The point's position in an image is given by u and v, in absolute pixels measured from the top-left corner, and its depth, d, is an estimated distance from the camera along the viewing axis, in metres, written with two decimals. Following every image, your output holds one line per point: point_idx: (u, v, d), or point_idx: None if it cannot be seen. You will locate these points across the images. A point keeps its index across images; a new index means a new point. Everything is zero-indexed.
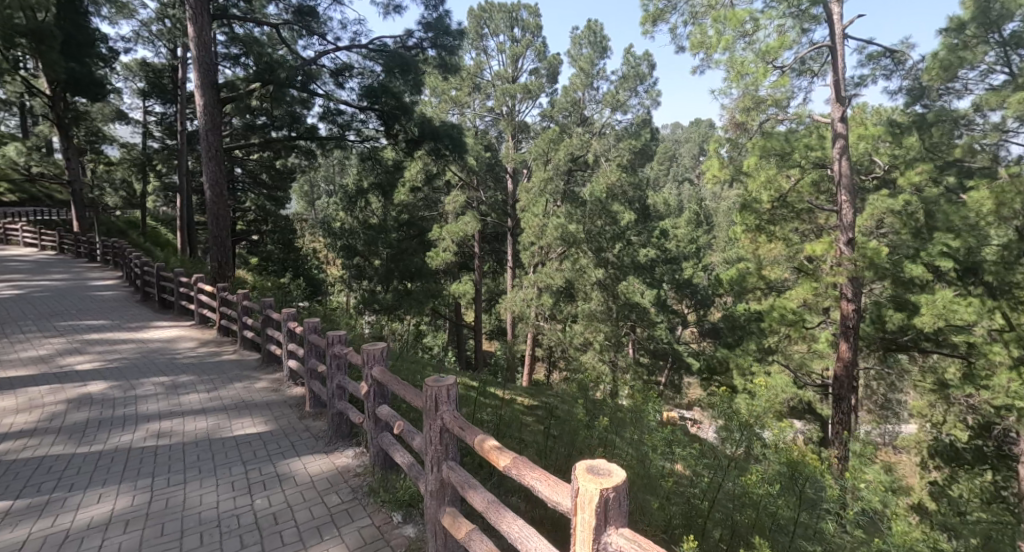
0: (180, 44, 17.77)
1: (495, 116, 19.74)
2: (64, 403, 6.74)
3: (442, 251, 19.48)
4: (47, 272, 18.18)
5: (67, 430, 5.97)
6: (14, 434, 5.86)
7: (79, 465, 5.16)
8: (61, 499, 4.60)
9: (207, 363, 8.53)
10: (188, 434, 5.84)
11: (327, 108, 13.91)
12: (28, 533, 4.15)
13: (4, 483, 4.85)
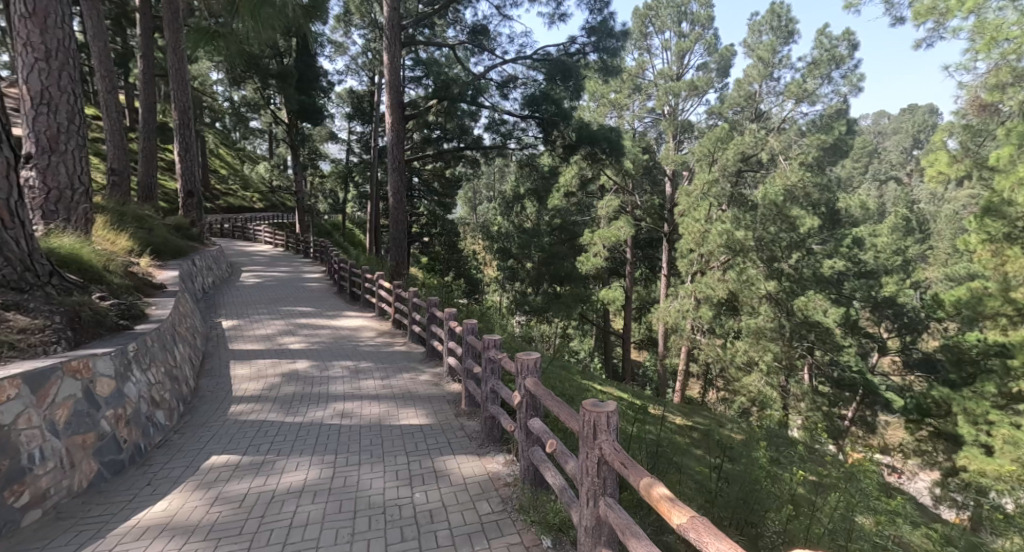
0: (378, 72, 20.00)
1: (656, 116, 18.43)
2: (280, 377, 7.44)
3: (593, 256, 18.73)
4: (277, 265, 21.47)
5: (279, 400, 6.54)
6: (247, 398, 6.60)
7: (286, 433, 5.52)
8: (270, 461, 4.89)
9: (382, 352, 8.95)
10: (365, 417, 5.97)
11: (492, 119, 14.13)
12: (247, 489, 4.41)
13: (235, 440, 5.36)
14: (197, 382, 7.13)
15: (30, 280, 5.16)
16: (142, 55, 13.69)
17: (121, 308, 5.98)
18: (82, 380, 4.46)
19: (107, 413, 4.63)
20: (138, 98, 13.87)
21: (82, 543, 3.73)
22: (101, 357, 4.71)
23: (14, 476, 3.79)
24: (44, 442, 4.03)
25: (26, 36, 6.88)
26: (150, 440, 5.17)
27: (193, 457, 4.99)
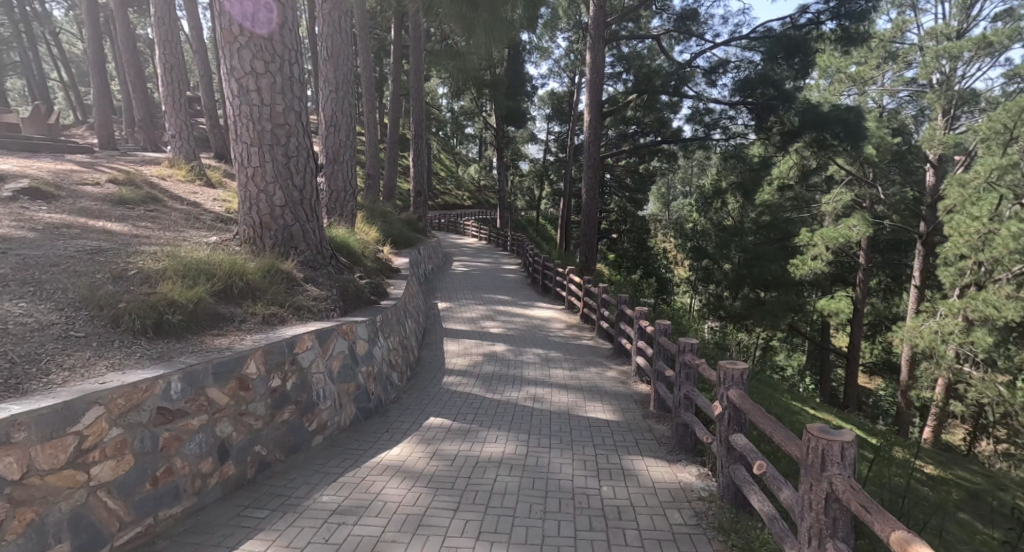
0: (579, 73, 20.88)
1: (917, 90, 14.93)
2: (481, 355, 8.60)
3: (811, 260, 16.18)
4: (480, 256, 23.96)
5: (480, 376, 7.39)
6: (454, 372, 7.58)
7: (487, 409, 5.90)
8: (475, 431, 5.19)
9: (569, 344, 9.59)
10: (555, 405, 6.23)
11: (694, 109, 13.80)
12: (456, 452, 4.61)
13: (447, 407, 5.88)
14: (421, 353, 8.56)
15: (319, 260, 5.84)
16: (392, 79, 16.52)
17: (371, 284, 6.69)
18: (348, 341, 5.09)
19: (362, 369, 5.32)
20: (387, 113, 16.62)
21: (345, 467, 4.20)
22: (361, 324, 5.36)
23: (309, 406, 4.46)
24: (326, 384, 4.69)
25: (327, 75, 9.06)
26: (388, 396, 5.91)
27: (417, 417, 5.52)
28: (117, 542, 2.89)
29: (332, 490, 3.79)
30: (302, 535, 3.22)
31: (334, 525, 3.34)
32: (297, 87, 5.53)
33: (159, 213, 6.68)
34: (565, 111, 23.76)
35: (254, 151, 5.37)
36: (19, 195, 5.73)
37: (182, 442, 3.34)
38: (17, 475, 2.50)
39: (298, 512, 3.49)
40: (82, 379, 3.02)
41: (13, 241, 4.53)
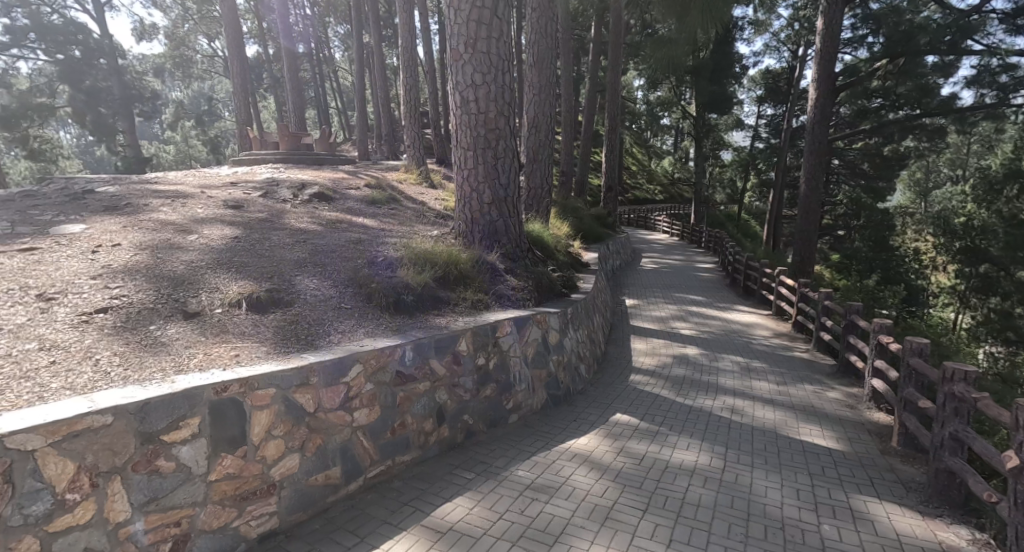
0: (804, 43, 18.51)
1: None
2: (671, 357, 6.78)
3: None
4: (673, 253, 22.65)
5: (668, 379, 5.84)
6: (640, 369, 6.14)
7: (677, 412, 4.81)
8: (663, 434, 4.30)
9: (777, 354, 7.19)
10: (758, 421, 4.68)
11: (983, 68, 10.01)
12: (645, 451, 3.92)
13: (635, 404, 4.96)
14: (606, 347, 7.16)
15: (519, 254, 5.78)
16: (590, 77, 16.81)
17: (563, 278, 6.06)
18: (542, 330, 4.74)
19: (555, 357, 4.91)
20: (583, 110, 16.99)
21: (541, 448, 3.93)
22: (554, 313, 4.95)
23: (508, 386, 4.28)
24: (521, 368, 4.44)
25: (532, 80, 9.58)
26: (576, 387, 5.24)
27: (604, 410, 4.78)
28: (369, 474, 3.25)
29: (527, 466, 3.62)
30: (501, 502, 3.17)
31: (528, 500, 3.20)
32: (507, 93, 5.55)
33: (398, 211, 8.00)
34: (782, 90, 21.26)
35: (469, 155, 5.56)
36: (312, 198, 7.42)
37: (412, 402, 3.52)
38: (312, 408, 2.95)
39: (498, 481, 3.42)
40: (348, 342, 3.42)
41: (310, 232, 5.90)
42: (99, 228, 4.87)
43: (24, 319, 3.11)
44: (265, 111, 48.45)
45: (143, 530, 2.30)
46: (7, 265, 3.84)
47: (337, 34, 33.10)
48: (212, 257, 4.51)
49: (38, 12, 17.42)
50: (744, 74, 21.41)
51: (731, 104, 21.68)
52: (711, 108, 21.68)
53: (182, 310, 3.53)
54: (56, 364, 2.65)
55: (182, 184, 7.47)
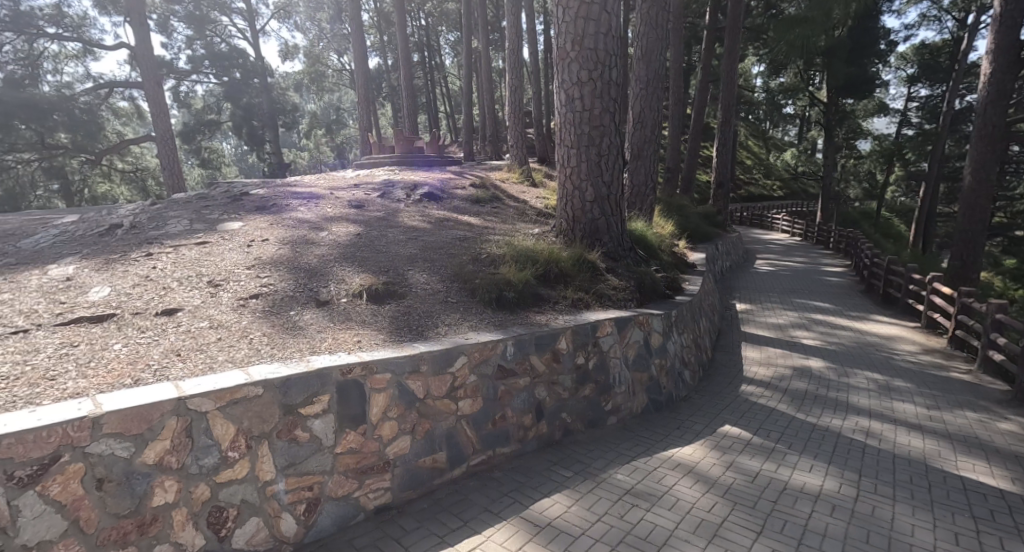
0: (973, 9, 15.94)
1: None
2: (791, 369, 5.86)
3: None
4: None
5: (788, 393, 5.10)
6: (753, 379, 5.49)
7: (799, 430, 4.25)
8: (782, 452, 3.83)
9: (927, 375, 5.86)
10: (902, 450, 3.94)
11: None
12: (760, 469, 3.56)
13: (748, 417, 4.49)
14: (713, 352, 6.43)
15: (620, 252, 5.71)
16: (702, 66, 15.91)
17: (666, 279, 5.84)
18: (644, 332, 4.62)
19: (656, 360, 4.72)
20: (693, 102, 16.15)
21: (640, 452, 3.79)
22: (657, 315, 4.78)
23: (606, 387, 4.24)
24: (621, 370, 4.36)
25: (639, 74, 9.36)
26: (680, 392, 4.97)
27: (711, 419, 4.42)
28: (472, 462, 3.41)
29: (626, 470, 3.50)
30: (600, 504, 3.09)
31: (628, 505, 3.09)
32: (614, 90, 5.50)
33: (500, 209, 8.21)
34: (942, 67, 18.53)
35: (573, 153, 5.60)
36: (422, 198, 7.89)
37: (512, 397, 3.63)
38: (423, 395, 3.16)
39: (595, 482, 3.35)
40: (454, 335, 3.62)
41: (421, 229, 6.28)
42: (251, 225, 5.59)
43: (197, 301, 3.67)
44: (383, 117, 51.96)
45: (283, 490, 2.61)
46: (186, 256, 4.56)
47: (448, 40, 34.60)
48: (339, 252, 4.99)
49: (209, 41, 20.24)
50: (892, 51, 18.94)
51: (875, 87, 19.22)
52: (847, 93, 19.52)
53: (315, 298, 3.96)
54: (219, 340, 3.11)
55: (314, 186, 8.31)
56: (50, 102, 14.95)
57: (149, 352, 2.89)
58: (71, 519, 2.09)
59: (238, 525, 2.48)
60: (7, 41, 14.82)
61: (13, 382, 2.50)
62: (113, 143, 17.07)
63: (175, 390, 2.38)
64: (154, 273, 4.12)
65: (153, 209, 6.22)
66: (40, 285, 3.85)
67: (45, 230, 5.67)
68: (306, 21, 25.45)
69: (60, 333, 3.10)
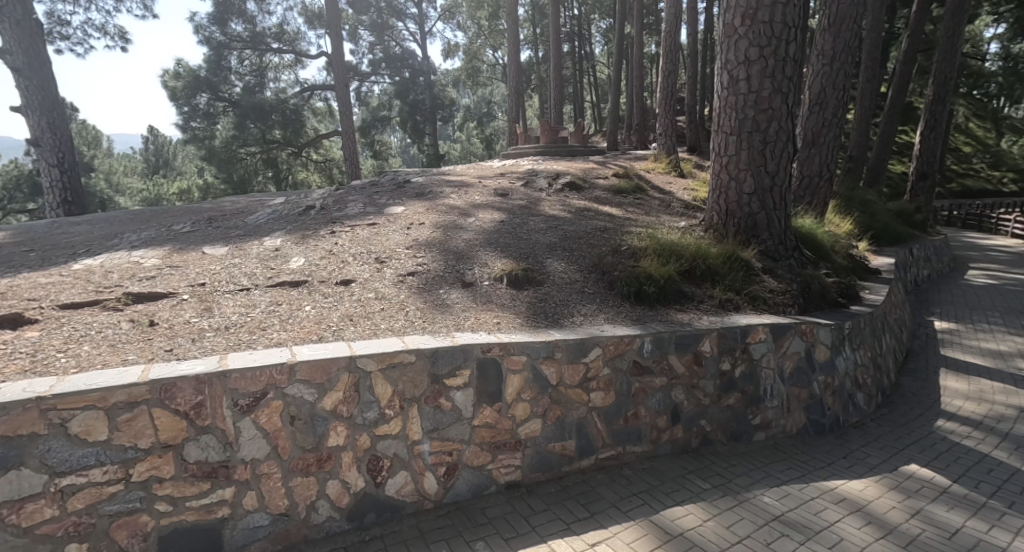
0: None
1: None
2: (1013, 410, 4.84)
3: None
4: None
5: (1012, 439, 4.24)
6: (959, 416, 4.66)
7: (1018, 486, 3.53)
8: (995, 510, 3.21)
9: None
10: None
11: None
12: (962, 526, 3.00)
13: (943, 459, 3.84)
14: (897, 377, 5.59)
15: (782, 252, 5.24)
16: (909, 33, 13.44)
17: (840, 285, 5.21)
18: (807, 343, 4.20)
19: (821, 377, 4.24)
20: (890, 80, 13.85)
21: (791, 477, 3.46)
22: (826, 326, 4.30)
23: (756, 399, 3.96)
24: (774, 382, 4.03)
25: (823, 47, 8.11)
26: (849, 418, 4.43)
27: (891, 455, 3.87)
28: (601, 455, 3.43)
29: (776, 494, 3.22)
30: (743, 526, 2.88)
31: (776, 534, 2.82)
32: (790, 69, 5.01)
33: (643, 201, 7.99)
34: None
35: (732, 140, 5.24)
36: (564, 187, 7.98)
37: (647, 395, 3.58)
38: (555, 382, 3.25)
39: (738, 500, 3.14)
40: (589, 325, 3.67)
41: (561, 219, 6.38)
42: (412, 210, 6.15)
43: (367, 275, 4.17)
44: (531, 107, 53.16)
45: (428, 451, 2.89)
46: (360, 234, 5.19)
47: (600, 27, 34.24)
48: (486, 237, 5.29)
49: (387, 45, 22.37)
50: None
51: None
52: None
53: (461, 279, 4.27)
54: (382, 310, 3.52)
55: (465, 175, 8.86)
56: (272, 104, 18.08)
57: (331, 315, 3.37)
58: (272, 445, 2.54)
59: (391, 474, 2.81)
60: (245, 56, 18.03)
61: (238, 327, 3.11)
62: (311, 137, 19.96)
63: (348, 350, 2.76)
64: (337, 248, 4.75)
65: (338, 193, 7.14)
66: (258, 253, 4.68)
67: (262, 209, 6.86)
68: (468, 20, 26.97)
69: (270, 292, 3.75)
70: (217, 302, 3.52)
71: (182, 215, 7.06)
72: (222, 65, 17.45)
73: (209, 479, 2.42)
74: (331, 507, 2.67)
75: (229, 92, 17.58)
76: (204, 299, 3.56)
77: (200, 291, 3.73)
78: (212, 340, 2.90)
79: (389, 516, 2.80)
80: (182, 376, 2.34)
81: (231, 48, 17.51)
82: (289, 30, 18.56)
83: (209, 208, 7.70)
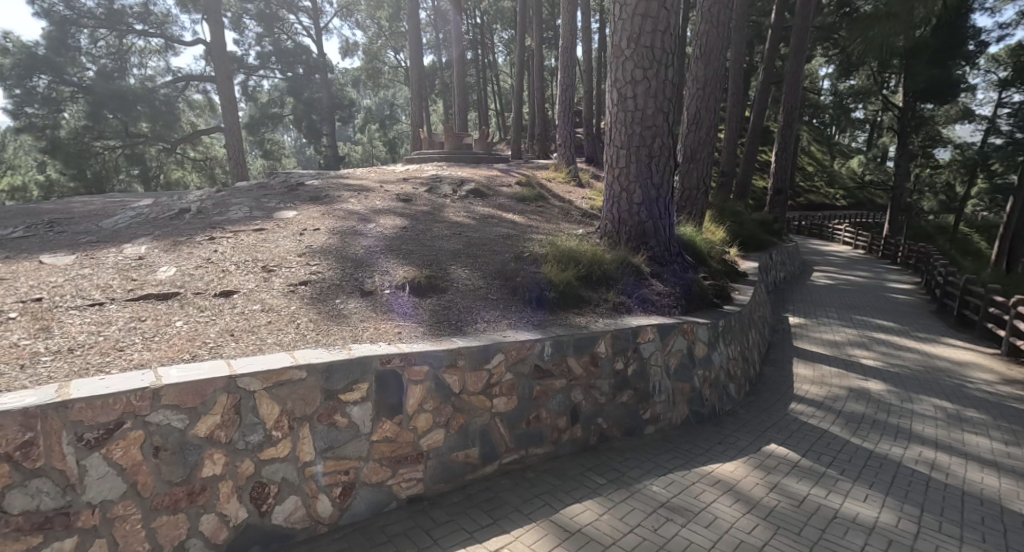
0: None
1: None
2: (846, 390, 5.58)
3: None
4: None
5: (845, 415, 4.87)
6: (807, 398, 5.27)
7: (851, 454, 4.06)
8: (833, 477, 3.65)
9: (997, 405, 5.43)
10: (965, 484, 3.73)
11: None
12: (808, 494, 3.38)
13: (796, 437, 4.31)
14: (762, 368, 6.21)
15: (667, 257, 5.61)
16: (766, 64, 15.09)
17: (715, 287, 5.69)
18: (688, 341, 4.52)
19: (700, 372, 4.59)
20: (753, 104, 15.44)
21: (677, 465, 3.69)
22: (704, 324, 4.67)
23: (646, 395, 4.19)
24: (662, 379, 4.29)
25: (696, 72, 8.82)
26: (724, 406, 4.84)
27: (756, 437, 4.28)
28: (504, 460, 3.43)
29: (662, 482, 3.42)
30: (633, 515, 3.01)
31: (662, 519, 2.99)
32: (670, 90, 5.40)
33: (544, 208, 8.19)
34: None
35: (623, 153, 5.53)
36: (468, 194, 7.97)
37: (548, 398, 3.64)
38: (458, 390, 3.20)
39: (630, 492, 3.29)
40: (491, 331, 3.66)
41: (465, 225, 6.35)
42: (305, 214, 5.81)
43: (252, 285, 3.85)
44: (435, 112, 52.82)
45: (321, 472, 2.71)
46: (245, 241, 4.80)
47: (502, 38, 34.86)
48: (386, 244, 5.12)
49: (277, 38, 21.03)
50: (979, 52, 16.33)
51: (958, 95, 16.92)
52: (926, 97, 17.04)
53: (360, 288, 4.08)
54: (269, 324, 3.26)
55: (365, 179, 8.55)
56: (136, 93, 16.31)
57: (205, 331, 3.05)
58: (129, 483, 2.24)
59: (277, 501, 2.59)
60: (99, 36, 16.12)
61: (87, 349, 2.72)
62: (187, 132, 18.26)
63: (227, 369, 2.52)
64: (216, 257, 4.35)
65: (218, 195, 6.57)
66: (115, 262, 4.15)
67: (123, 211, 6.11)
68: (367, 19, 26.19)
69: (129, 307, 3.33)
70: (59, 320, 3.06)
71: (18, 218, 6.09)
72: (68, 44, 15.40)
73: (42, 531, 2.07)
74: (205, 545, 2.40)
75: (79, 76, 15.55)
76: (42, 318, 3.08)
77: (33, 308, 3.21)
78: (50, 366, 2.51)
79: (276, 546, 2.58)
80: (5, 413, 1.99)
81: (81, 25, 15.55)
82: (157, 11, 16.84)
83: (56, 210, 6.73)
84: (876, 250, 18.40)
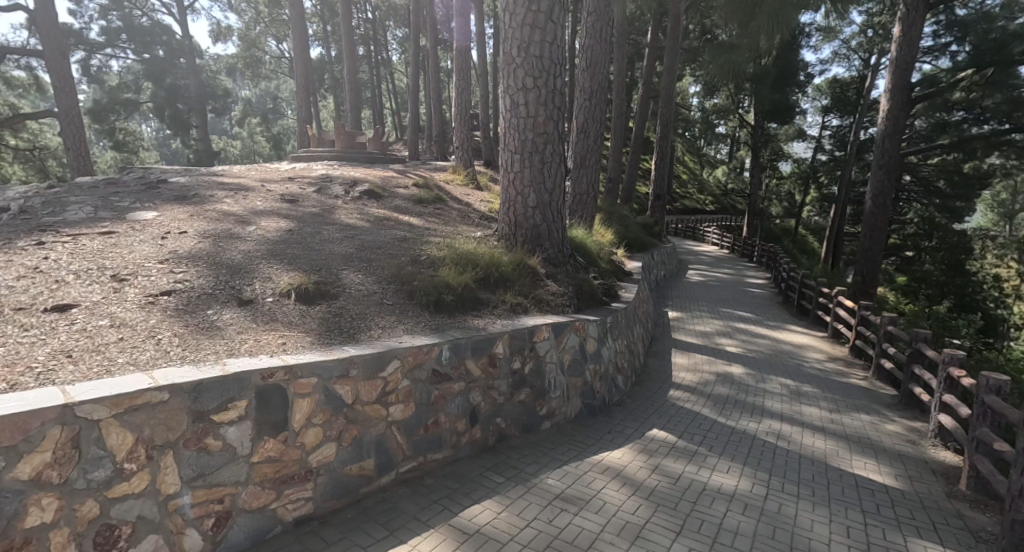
0: (878, 51, 16.10)
1: None
2: (713, 375, 6.12)
3: None
4: None
5: (712, 398, 5.34)
6: (682, 385, 5.71)
7: (718, 432, 4.45)
8: (702, 454, 3.97)
9: (831, 381, 6.23)
10: (808, 450, 4.24)
11: None
12: (681, 471, 3.64)
13: (674, 421, 4.64)
14: (646, 360, 6.63)
15: (561, 259, 5.78)
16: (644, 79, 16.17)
17: (604, 286, 5.97)
18: (580, 338, 4.67)
19: (591, 366, 4.77)
20: (634, 115, 16.47)
21: (572, 457, 3.80)
22: (595, 321, 4.86)
23: (543, 392, 4.27)
24: (557, 375, 4.40)
25: (583, 84, 9.24)
26: (613, 397, 5.08)
27: (641, 424, 4.54)
28: (402, 469, 3.31)
29: (558, 475, 3.50)
30: (530, 510, 3.04)
31: (557, 511, 3.05)
32: (560, 99, 5.58)
33: (442, 211, 8.10)
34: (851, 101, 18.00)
35: (517, 158, 5.60)
36: (362, 195, 7.64)
37: (446, 402, 3.57)
38: (351, 400, 3.02)
39: (527, 487, 3.32)
40: (387, 338, 3.52)
41: (358, 227, 6.08)
42: (169, 215, 5.20)
43: (98, 297, 3.36)
44: (326, 108, 50.27)
45: (189, 503, 2.42)
46: (90, 246, 4.19)
47: (396, 36, 33.99)
48: (268, 248, 4.74)
49: (131, 15, 18.71)
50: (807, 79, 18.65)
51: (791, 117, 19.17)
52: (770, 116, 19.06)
53: (237, 296, 3.73)
54: (122, 341, 2.86)
55: (245, 177, 7.88)
56: None
57: (34, 354, 2.60)
58: None
59: (133, 543, 2.27)
60: None
61: None
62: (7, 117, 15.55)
63: (62, 398, 2.15)
64: (48, 265, 3.74)
65: (53, 193, 5.68)
66: None
67: None
68: (242, 4, 24.19)
69: None
70: None
71: None
72: None
73: None
74: None
75: None
76: None
77: None
78: None
79: None
80: None
81: None
82: None
83: None
84: (738, 251, 20.43)
